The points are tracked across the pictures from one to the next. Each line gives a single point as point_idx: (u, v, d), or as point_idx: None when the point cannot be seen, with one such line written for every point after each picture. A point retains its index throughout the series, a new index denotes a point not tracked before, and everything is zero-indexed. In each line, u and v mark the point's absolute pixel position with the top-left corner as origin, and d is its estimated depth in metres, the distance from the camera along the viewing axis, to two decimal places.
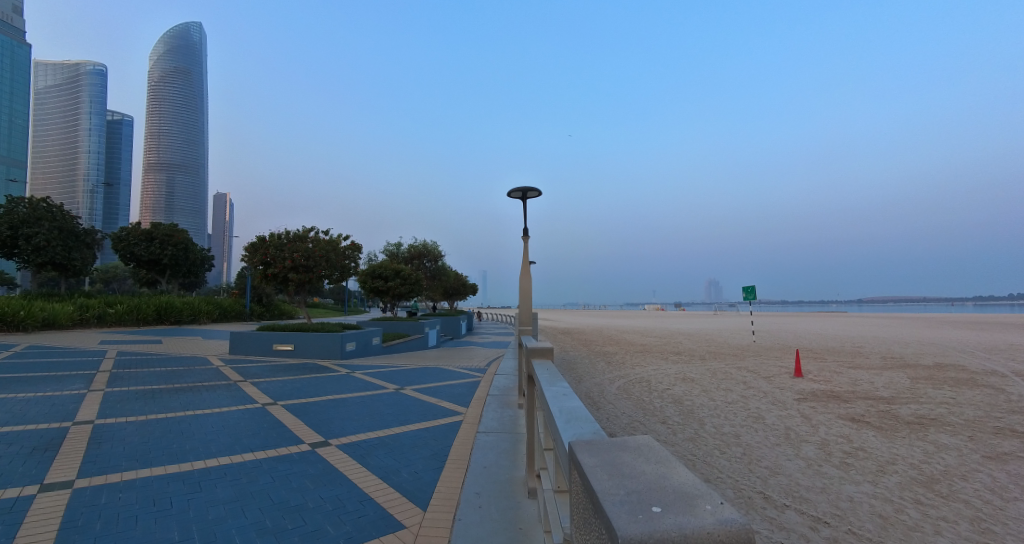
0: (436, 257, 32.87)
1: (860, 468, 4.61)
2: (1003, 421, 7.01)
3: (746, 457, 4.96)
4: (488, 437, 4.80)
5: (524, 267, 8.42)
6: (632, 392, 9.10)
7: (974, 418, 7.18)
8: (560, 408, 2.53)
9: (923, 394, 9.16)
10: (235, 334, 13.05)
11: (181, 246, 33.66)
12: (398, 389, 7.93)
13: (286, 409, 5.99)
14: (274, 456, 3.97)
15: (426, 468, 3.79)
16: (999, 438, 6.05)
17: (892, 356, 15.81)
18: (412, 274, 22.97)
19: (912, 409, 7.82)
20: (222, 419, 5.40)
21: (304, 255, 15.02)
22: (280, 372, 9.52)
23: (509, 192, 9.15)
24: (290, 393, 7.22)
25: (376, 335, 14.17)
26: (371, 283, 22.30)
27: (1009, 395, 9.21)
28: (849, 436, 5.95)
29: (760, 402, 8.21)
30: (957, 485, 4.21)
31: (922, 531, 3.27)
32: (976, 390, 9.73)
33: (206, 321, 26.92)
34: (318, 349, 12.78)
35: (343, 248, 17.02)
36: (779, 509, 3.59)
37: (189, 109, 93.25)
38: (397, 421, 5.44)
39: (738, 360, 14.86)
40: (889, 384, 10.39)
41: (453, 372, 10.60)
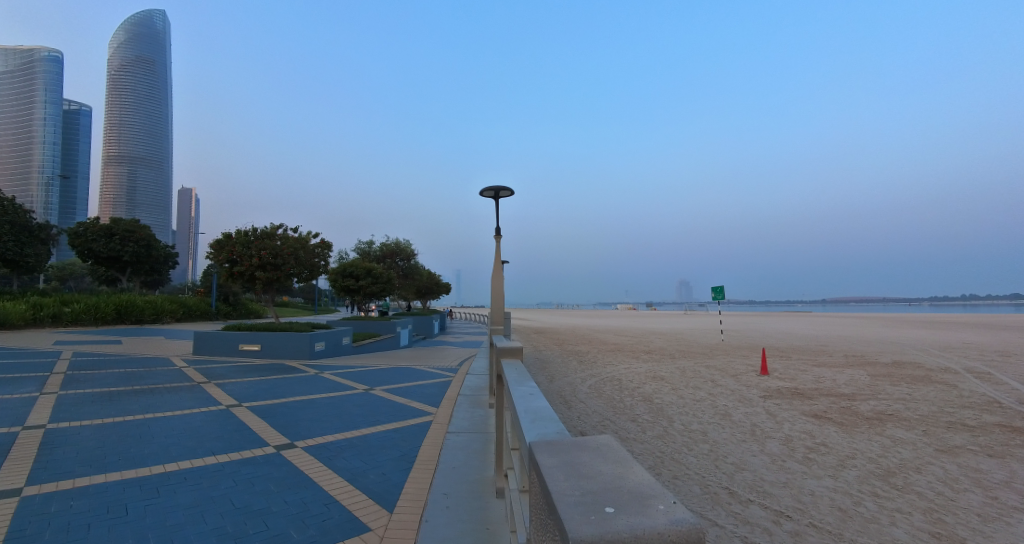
0: (409, 256, 32.64)
1: (821, 463, 4.75)
2: (956, 416, 7.34)
3: (713, 453, 5.06)
4: (457, 438, 4.77)
5: (496, 266, 8.38)
6: (603, 390, 9.22)
7: (928, 413, 7.47)
8: (526, 408, 2.62)
9: (882, 391, 9.49)
10: (199, 334, 12.69)
11: (143, 243, 32.70)
12: (368, 389, 7.84)
13: (250, 411, 5.86)
14: (237, 459, 3.86)
15: (394, 469, 3.74)
16: (952, 432, 6.30)
17: (852, 354, 16.39)
18: (383, 273, 22.78)
19: (872, 405, 8.07)
20: (183, 421, 5.25)
21: (273, 252, 14.71)
22: (247, 373, 9.32)
23: (481, 191, 9.08)
24: (256, 393, 7.08)
25: (346, 335, 14.07)
26: (342, 281, 21.86)
27: (962, 391, 9.66)
28: (812, 432, 6.12)
29: (727, 399, 8.39)
30: (911, 478, 4.37)
31: (879, 523, 3.36)
32: (930, 386, 10.16)
33: (170, 321, 26.15)
34: (285, 349, 12.54)
35: (312, 246, 16.68)
36: (743, 504, 3.64)
37: (152, 100, 89.61)
38: (366, 422, 5.37)
39: (706, 359, 15.19)
40: (850, 381, 10.73)
41: (425, 372, 10.54)
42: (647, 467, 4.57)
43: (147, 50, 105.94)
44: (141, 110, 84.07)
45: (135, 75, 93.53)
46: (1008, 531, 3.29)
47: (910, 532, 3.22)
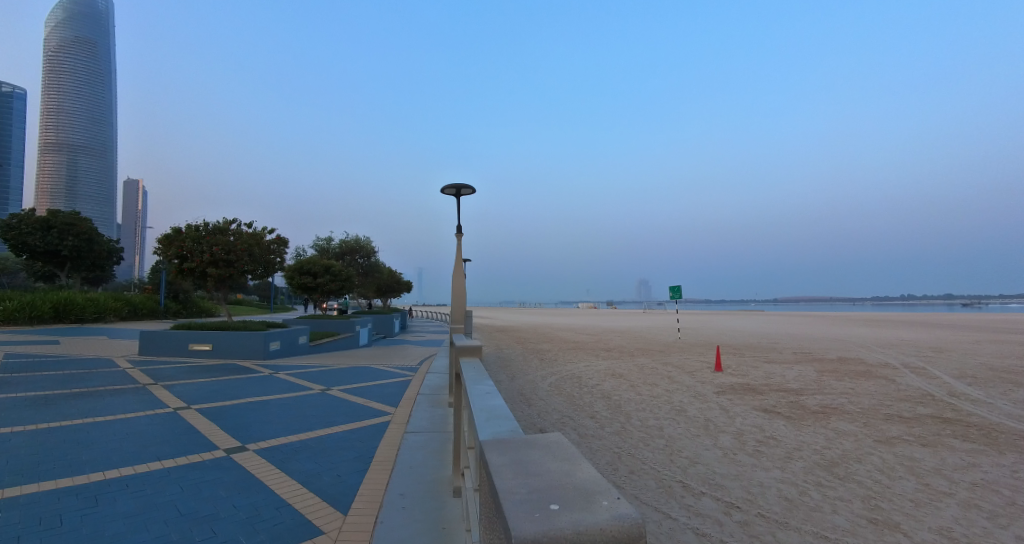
0: (369, 254, 32.49)
1: (770, 456, 4.94)
2: (892, 408, 7.80)
3: (668, 448, 5.20)
4: (416, 437, 4.75)
5: (458, 265, 8.35)
6: (563, 388, 9.34)
7: (869, 406, 7.90)
8: (481, 406, 2.72)
9: (827, 386, 9.97)
10: (145, 334, 12.15)
11: (84, 237, 31.11)
12: (325, 390, 7.69)
13: (199, 413, 5.64)
14: (184, 464, 3.71)
15: (350, 470, 3.67)
16: (889, 423, 6.69)
17: (801, 351, 17.16)
18: (342, 271, 22.47)
19: (818, 399, 8.48)
20: (126, 425, 5.01)
21: (225, 247, 14.24)
22: (198, 374, 8.98)
23: (443, 188, 8.99)
24: (206, 395, 6.82)
25: (302, 335, 13.91)
26: (300, 278, 21.31)
27: (899, 385, 10.28)
28: (762, 426, 6.37)
29: (683, 395, 8.63)
30: (853, 467, 4.60)
31: (822, 511, 3.53)
32: (871, 381, 10.73)
33: (113, 320, 24.95)
34: (238, 349, 12.20)
35: (268, 242, 16.27)
36: (696, 497, 3.74)
37: (96, 84, 84.22)
38: (323, 423, 5.26)
39: (664, 356, 15.58)
40: (798, 376, 11.23)
41: (386, 372, 10.42)
42: (605, 462, 4.65)
43: (87, 30, 98.84)
44: (83, 95, 78.73)
45: (75, 56, 87.22)
46: (936, 514, 3.52)
47: (850, 519, 3.39)
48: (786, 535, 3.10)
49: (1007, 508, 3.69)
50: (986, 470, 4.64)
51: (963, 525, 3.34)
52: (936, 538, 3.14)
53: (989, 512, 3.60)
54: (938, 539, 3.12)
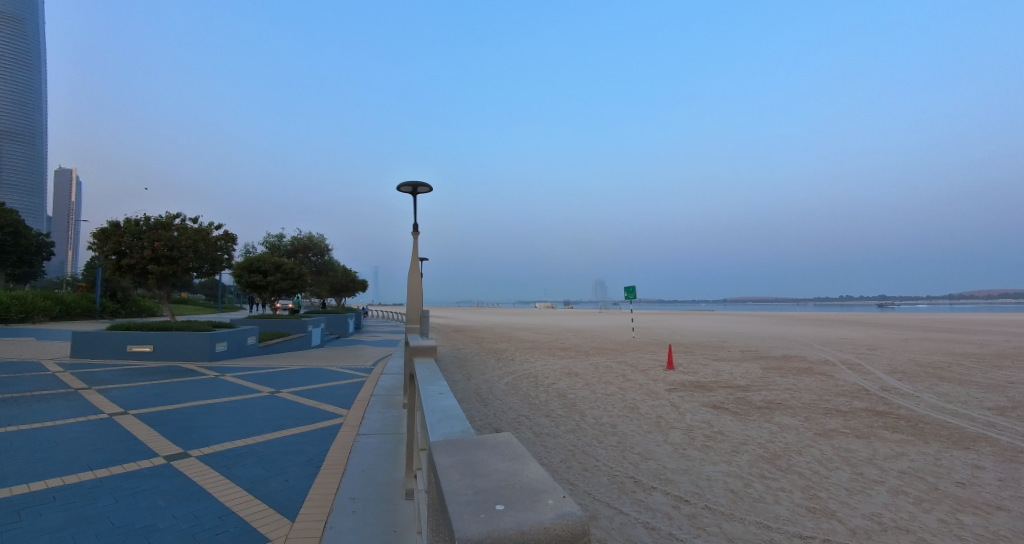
0: (322, 252, 31.82)
1: (718, 450, 5.14)
2: (830, 402, 8.27)
3: (621, 445, 5.33)
4: (369, 440, 4.67)
5: (413, 264, 8.24)
6: (520, 387, 9.42)
7: (810, 401, 8.33)
8: (434, 407, 2.71)
9: (771, 382, 10.45)
10: (78, 335, 11.51)
11: (9, 231, 29.35)
12: (274, 392, 7.47)
13: (136, 419, 5.37)
14: (119, 474, 3.53)
15: (299, 475, 3.58)
16: (827, 416, 7.09)
17: (749, 349, 17.90)
18: (293, 269, 21.83)
19: (763, 395, 8.87)
20: (54, 433, 4.71)
21: (168, 244, 13.62)
22: (137, 377, 8.55)
23: (399, 186, 8.81)
24: (144, 400, 6.51)
25: (251, 335, 13.57)
26: (249, 277, 20.54)
27: (836, 380, 10.91)
28: (710, 421, 6.61)
29: (636, 393, 8.86)
30: (794, 459, 4.84)
31: (764, 502, 3.69)
32: (811, 377, 11.32)
33: (42, 320, 23.46)
34: (181, 350, 11.75)
35: (214, 238, 15.71)
36: (647, 492, 3.84)
37: (25, 65, 77.73)
38: (271, 427, 5.11)
39: (619, 355, 15.93)
40: (745, 373, 11.72)
41: (340, 373, 10.24)
42: (559, 460, 4.71)
43: (13, 4, 90.27)
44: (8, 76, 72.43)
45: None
46: (869, 501, 3.74)
47: (791, 508, 3.57)
48: (730, 526, 3.24)
49: (930, 493, 3.98)
50: (913, 459, 4.98)
51: (892, 511, 3.58)
52: (867, 524, 3.35)
53: (914, 497, 3.87)
54: (869, 525, 3.34)
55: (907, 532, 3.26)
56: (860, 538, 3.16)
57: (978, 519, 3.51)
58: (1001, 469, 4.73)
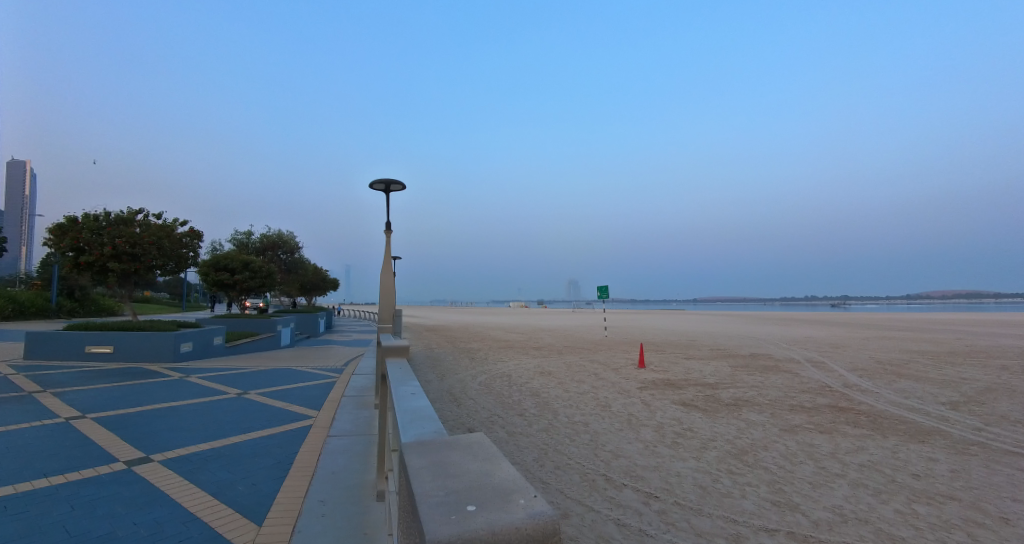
0: (292, 250, 31.14)
1: (687, 446, 5.26)
2: (795, 398, 8.54)
3: (593, 443, 5.39)
4: (339, 441, 4.63)
5: (386, 263, 8.16)
6: (493, 386, 9.45)
7: (775, 398, 8.59)
8: (406, 407, 2.68)
9: (739, 380, 10.73)
10: (31, 335, 11.07)
11: None
12: (242, 394, 7.33)
13: (95, 423, 5.19)
14: (76, 481, 3.41)
15: (267, 478, 3.53)
16: (792, 412, 7.31)
17: (718, 347, 18.35)
18: (263, 267, 21.40)
19: (731, 392, 9.10)
20: (5, 439, 4.51)
21: (130, 240, 13.22)
22: (96, 380, 8.25)
23: (372, 183, 8.69)
24: (102, 403, 6.29)
25: (217, 335, 13.31)
26: (216, 275, 20.06)
27: (802, 377, 11.27)
28: (680, 419, 6.75)
29: (608, 391, 8.98)
30: (761, 454, 4.98)
31: (731, 496, 3.79)
32: (777, 375, 11.67)
33: None
34: (143, 351, 11.42)
35: (179, 235, 15.33)
36: (618, 489, 3.90)
37: None
38: (238, 429, 5.01)
39: (593, 354, 16.10)
40: (714, 371, 12.02)
41: (310, 374, 10.10)
42: (532, 459, 4.74)
43: None
44: None
45: None
46: (831, 494, 3.88)
47: (757, 502, 3.67)
48: (698, 521, 3.32)
49: (887, 485, 4.15)
50: (872, 452, 5.18)
51: (853, 503, 3.72)
52: (829, 516, 3.48)
53: (874, 489, 4.03)
54: (831, 517, 3.46)
55: (865, 522, 3.40)
56: (821, 529, 3.28)
57: (932, 509, 3.68)
58: (953, 461, 4.97)
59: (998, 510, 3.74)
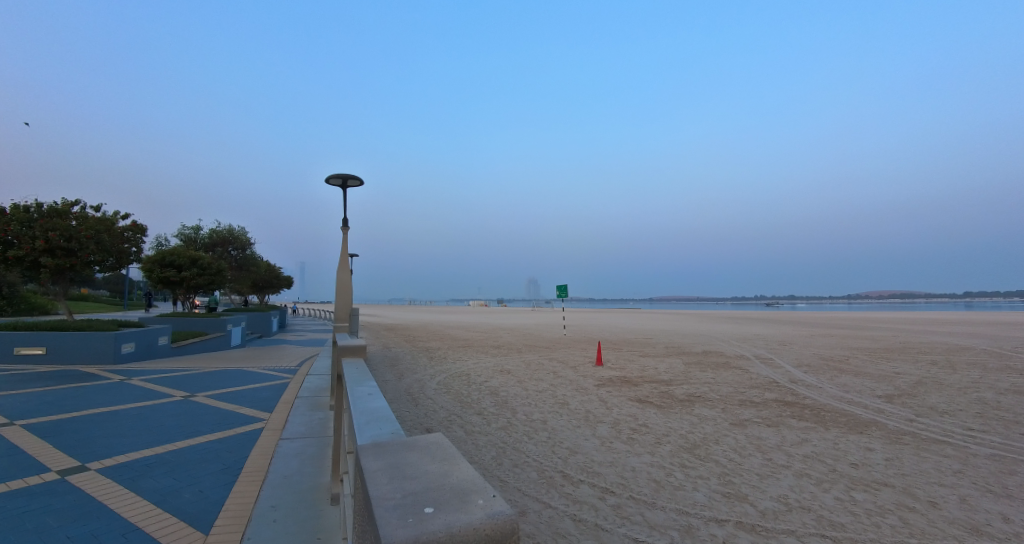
0: (244, 245, 29.91)
1: (642, 442, 5.41)
2: (744, 394, 8.90)
3: (550, 440, 5.47)
4: (291, 444, 4.54)
5: (342, 260, 8.03)
6: (452, 386, 9.44)
7: (726, 393, 8.93)
8: (362, 409, 2.64)
9: (692, 376, 11.10)
10: None
11: None
12: (188, 397, 7.05)
13: (25, 430, 4.87)
14: (2, 493, 3.19)
15: (214, 485, 3.43)
16: (741, 407, 7.63)
17: (673, 345, 18.93)
18: (212, 264, 20.62)
19: (684, 388, 9.42)
20: None
21: (65, 234, 12.46)
22: (26, 384, 7.74)
23: (328, 178, 8.52)
24: (30, 409, 5.90)
25: (162, 335, 12.82)
26: (161, 271, 19.17)
27: (751, 373, 11.76)
28: (635, 415, 6.94)
29: (566, 389, 9.12)
30: (711, 448, 5.18)
31: (683, 489, 3.93)
32: (727, 371, 12.16)
33: None
34: (79, 353, 10.85)
35: (120, 229, 14.58)
36: (575, 485, 3.97)
37: None
38: (185, 434, 4.83)
39: (551, 352, 16.30)
40: (668, 368, 12.38)
41: (262, 374, 9.83)
42: (490, 458, 4.77)
43: None
44: None
45: None
46: (777, 484, 4.08)
47: (708, 494, 3.81)
48: (652, 514, 3.42)
49: (829, 474, 4.39)
50: (815, 444, 5.47)
51: (797, 492, 3.92)
52: (774, 505, 3.66)
53: (815, 478, 4.26)
54: (776, 506, 3.64)
55: (808, 510, 3.59)
56: (768, 518, 3.44)
57: (868, 495, 3.92)
58: (887, 450, 5.32)
59: (926, 494, 4.02)
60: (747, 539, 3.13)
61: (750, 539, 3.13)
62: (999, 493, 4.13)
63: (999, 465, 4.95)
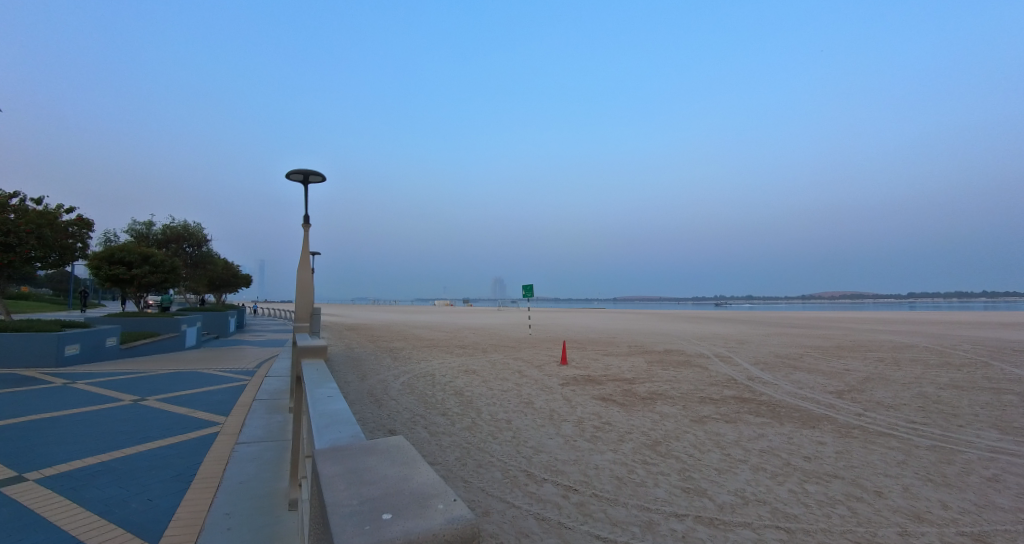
0: (200, 242, 28.91)
1: (605, 439, 5.50)
2: (704, 391, 9.17)
3: (515, 439, 5.51)
4: (248, 449, 4.45)
5: (304, 257, 7.85)
6: (416, 386, 9.39)
7: (686, 390, 9.19)
8: (321, 412, 2.59)
9: (653, 375, 11.36)
10: None
11: None
12: (138, 401, 6.76)
13: None
14: None
15: (164, 493, 3.32)
16: (701, 404, 7.86)
17: (635, 344, 19.33)
18: (164, 261, 19.86)
19: (647, 386, 9.63)
20: None
21: (1, 228, 11.72)
22: None
23: (289, 173, 8.31)
24: None
25: (110, 336, 12.31)
26: (109, 269, 18.26)
27: (709, 371, 12.12)
28: (599, 413, 7.06)
29: (531, 388, 9.19)
30: (672, 444, 5.32)
31: (645, 485, 4.02)
32: (687, 369, 12.50)
33: None
34: (16, 355, 10.30)
35: (63, 224, 13.86)
36: (538, 484, 4.01)
37: None
38: (134, 440, 4.64)
39: (516, 352, 16.41)
40: (631, 367, 12.62)
41: (219, 376, 9.53)
42: (454, 458, 4.75)
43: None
44: None
45: None
46: (734, 478, 4.22)
47: (668, 490, 3.91)
48: (614, 511, 3.49)
49: (783, 467, 4.58)
50: (770, 439, 5.68)
51: (753, 485, 4.07)
52: (732, 499, 3.78)
53: (770, 472, 4.43)
54: (734, 500, 3.76)
55: (764, 503, 3.73)
56: (726, 511, 3.55)
57: (819, 487, 4.11)
58: (837, 443, 5.58)
59: (873, 484, 4.24)
60: (705, 533, 3.22)
61: (708, 532, 3.23)
62: (938, 481, 4.39)
63: (937, 455, 5.27)
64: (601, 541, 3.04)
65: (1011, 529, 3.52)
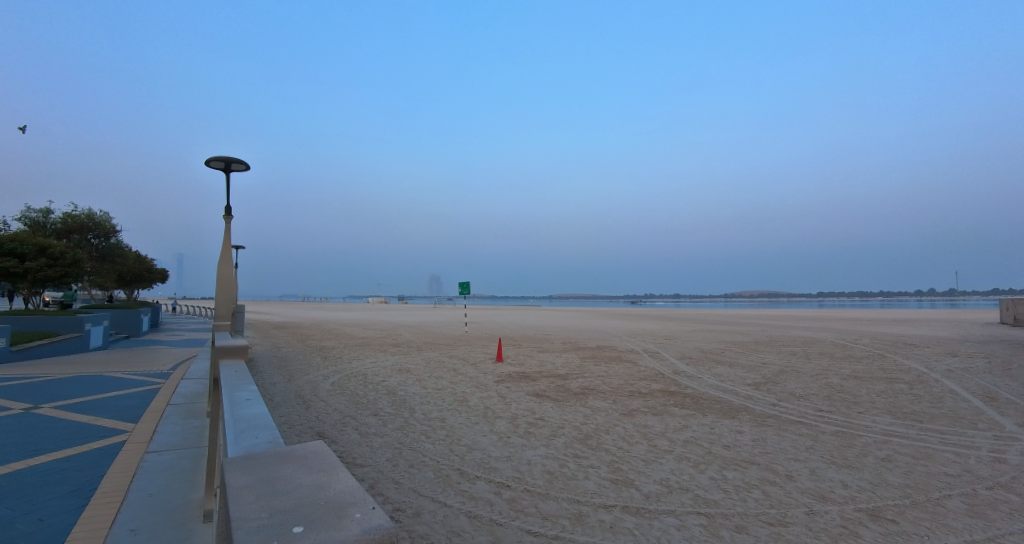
0: (108, 233, 26.71)
1: (538, 435, 5.65)
2: (633, 385, 9.57)
3: (448, 438, 5.52)
4: (160, 458, 4.22)
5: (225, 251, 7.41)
6: (347, 386, 9.17)
7: (617, 385, 9.56)
8: (238, 417, 2.50)
9: (585, 371, 11.69)
10: None
11: None
12: (29, 409, 6.14)
13: None
14: None
15: (59, 510, 3.08)
16: (630, 398, 8.22)
17: (570, 341, 19.80)
18: (64, 253, 18.19)
19: (579, 382, 9.91)
20: None
21: None
22: None
23: (208, 160, 7.79)
24: None
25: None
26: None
27: (639, 366, 12.66)
28: (533, 409, 7.20)
29: (466, 386, 9.23)
30: (603, 438, 5.53)
31: (576, 478, 4.17)
32: (618, 364, 12.99)
33: None
34: None
35: None
36: (471, 481, 4.06)
37: None
38: (27, 453, 4.25)
39: (451, 350, 16.36)
40: (564, 363, 12.93)
41: (128, 380, 8.84)
42: (386, 459, 4.71)
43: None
44: None
45: None
46: (660, 468, 4.47)
47: (597, 482, 4.09)
48: (545, 505, 3.60)
49: (705, 456, 4.89)
50: (693, 429, 6.04)
51: (677, 474, 4.32)
52: (657, 488, 4.00)
53: (692, 460, 4.73)
54: (658, 489, 3.99)
55: (687, 491, 3.97)
56: (651, 500, 3.76)
57: (736, 473, 4.43)
58: (753, 431, 6.03)
59: (785, 469, 4.62)
60: (631, 521, 3.39)
61: (634, 521, 3.41)
62: (840, 463, 4.86)
63: (840, 439, 5.82)
64: (531, 535, 3.14)
65: (898, 503, 3.96)
